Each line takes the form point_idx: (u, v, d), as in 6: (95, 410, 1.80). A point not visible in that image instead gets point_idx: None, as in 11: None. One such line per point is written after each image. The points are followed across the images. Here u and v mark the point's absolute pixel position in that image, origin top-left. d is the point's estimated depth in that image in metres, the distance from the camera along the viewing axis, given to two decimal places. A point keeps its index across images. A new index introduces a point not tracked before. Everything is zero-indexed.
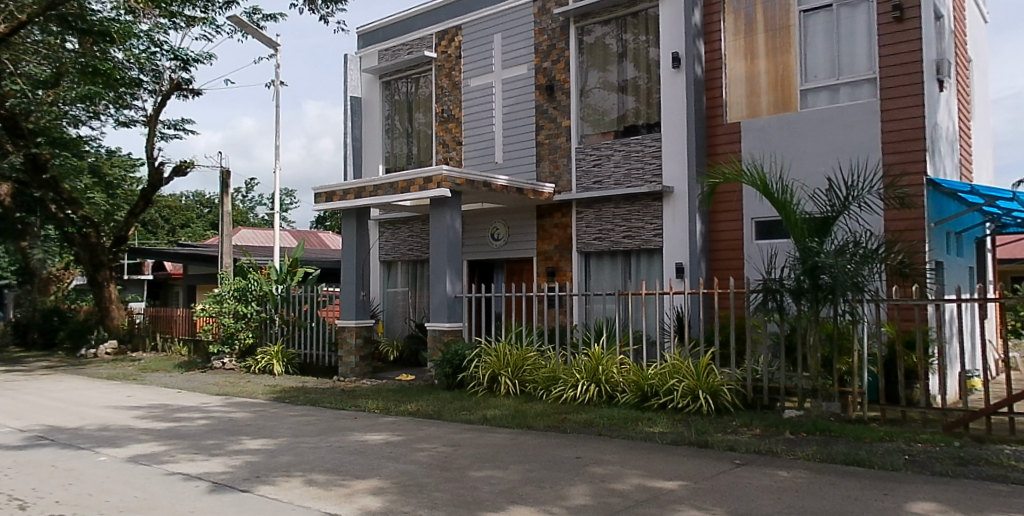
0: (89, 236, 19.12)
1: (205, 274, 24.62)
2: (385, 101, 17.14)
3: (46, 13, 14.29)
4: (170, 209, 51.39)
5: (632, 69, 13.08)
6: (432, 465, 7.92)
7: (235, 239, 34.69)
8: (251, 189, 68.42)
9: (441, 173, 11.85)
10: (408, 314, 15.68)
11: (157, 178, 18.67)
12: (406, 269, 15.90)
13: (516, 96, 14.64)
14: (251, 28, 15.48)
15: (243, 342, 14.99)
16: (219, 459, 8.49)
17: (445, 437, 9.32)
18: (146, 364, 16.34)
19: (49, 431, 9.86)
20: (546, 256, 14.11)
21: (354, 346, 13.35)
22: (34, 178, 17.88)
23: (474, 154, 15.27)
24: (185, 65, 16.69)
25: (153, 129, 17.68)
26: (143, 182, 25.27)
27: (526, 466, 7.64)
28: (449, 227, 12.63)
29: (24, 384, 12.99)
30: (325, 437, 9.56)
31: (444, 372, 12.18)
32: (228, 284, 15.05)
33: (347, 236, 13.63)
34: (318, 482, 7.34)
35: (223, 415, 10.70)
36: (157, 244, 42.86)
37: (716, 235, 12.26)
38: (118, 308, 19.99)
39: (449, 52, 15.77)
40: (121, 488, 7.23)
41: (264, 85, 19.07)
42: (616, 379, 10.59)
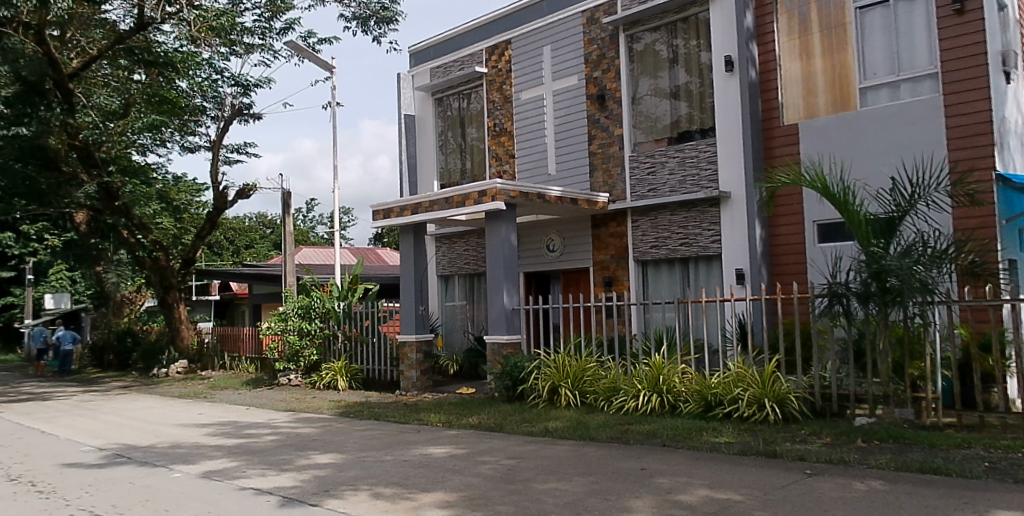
0: (160, 259, 19.71)
1: (270, 293, 25.26)
2: (439, 117, 17.33)
3: (115, 47, 15.24)
4: (234, 230, 53.08)
5: (684, 74, 12.95)
6: (497, 478, 7.93)
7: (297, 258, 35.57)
8: (310, 210, 70.19)
9: (496, 186, 11.89)
10: (467, 328, 15.76)
11: (221, 202, 19.21)
12: (464, 283, 15.99)
13: (568, 107, 14.64)
14: (307, 52, 15.87)
15: (308, 359, 15.20)
16: (289, 474, 8.65)
17: (508, 450, 9.32)
18: (215, 382, 16.77)
19: (126, 449, 10.19)
20: (602, 266, 14.04)
21: (415, 361, 13.47)
22: (107, 206, 18.03)
23: (529, 167, 15.31)
24: (246, 90, 17.19)
25: (217, 153, 18.23)
26: (208, 206, 26.16)
27: (590, 478, 7.58)
28: (505, 241, 12.65)
29: (101, 404, 13.48)
30: (389, 451, 9.66)
31: (504, 384, 12.17)
32: (291, 301, 15.17)
33: (404, 252, 13.81)
34: (384, 495, 7.42)
35: (290, 430, 10.91)
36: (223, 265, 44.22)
37: (777, 240, 12.00)
38: (188, 328, 20.63)
39: (500, 66, 15.89)
40: (196, 503, 7.43)
41: (322, 107, 19.55)
42: (678, 389, 10.44)
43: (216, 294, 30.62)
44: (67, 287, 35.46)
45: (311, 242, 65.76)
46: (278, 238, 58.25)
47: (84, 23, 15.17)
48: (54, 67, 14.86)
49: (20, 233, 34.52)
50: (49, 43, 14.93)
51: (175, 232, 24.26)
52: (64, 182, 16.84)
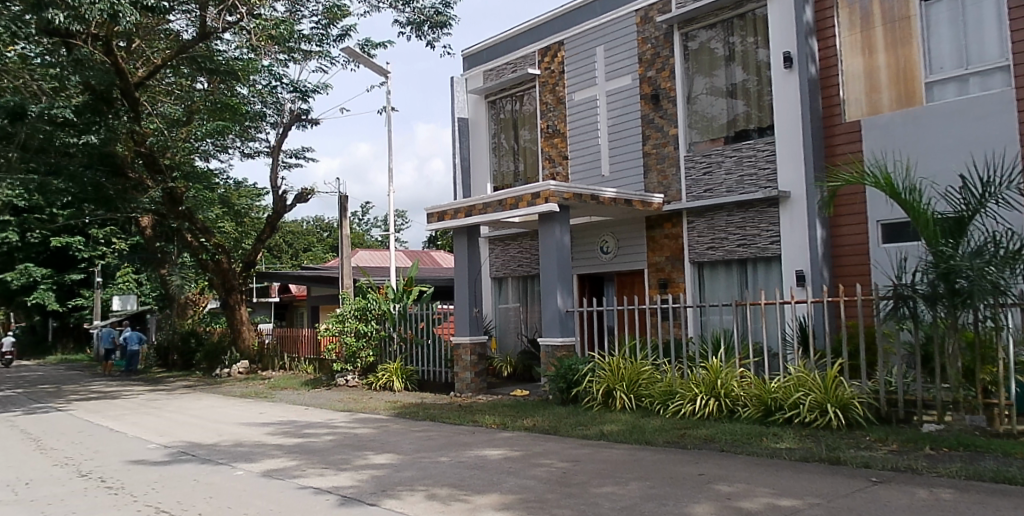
0: (222, 262, 20.22)
1: (327, 295, 25.73)
2: (492, 120, 17.39)
3: (179, 56, 15.74)
4: (293, 234, 54.31)
5: (741, 72, 12.70)
6: (552, 481, 7.88)
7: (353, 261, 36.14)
8: (365, 213, 71.30)
9: (549, 189, 11.84)
10: (520, 330, 15.75)
11: (280, 206, 19.62)
12: (517, 285, 15.99)
13: (622, 107, 14.51)
14: (363, 58, 16.10)
15: (365, 360, 15.34)
16: (347, 473, 8.76)
17: (564, 453, 9.26)
18: (275, 382, 17.12)
19: (190, 447, 10.46)
20: (657, 267, 13.86)
21: (470, 362, 13.52)
22: (172, 211, 18.66)
23: (582, 169, 15.24)
24: (304, 96, 17.52)
25: (276, 159, 18.62)
26: (268, 210, 26.80)
27: (647, 483, 7.47)
28: (558, 242, 12.60)
29: (166, 403, 13.89)
30: (445, 452, 9.70)
31: (559, 387, 12.12)
32: (348, 304, 15.41)
33: (459, 254, 13.88)
34: (440, 497, 7.45)
35: (348, 431, 11.05)
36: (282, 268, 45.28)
37: (839, 240, 11.67)
38: (249, 329, 21.10)
39: (553, 68, 15.86)
40: (257, 501, 7.58)
41: (377, 111, 19.84)
42: (737, 393, 10.20)
43: (276, 296, 31.34)
44: (134, 290, 36.69)
45: (367, 244, 66.76)
46: (334, 242, 59.30)
47: (149, 33, 15.71)
48: (122, 76, 15.46)
49: (90, 237, 35.82)
50: (117, 54, 15.62)
51: (235, 236, 24.92)
52: (131, 188, 17.40)
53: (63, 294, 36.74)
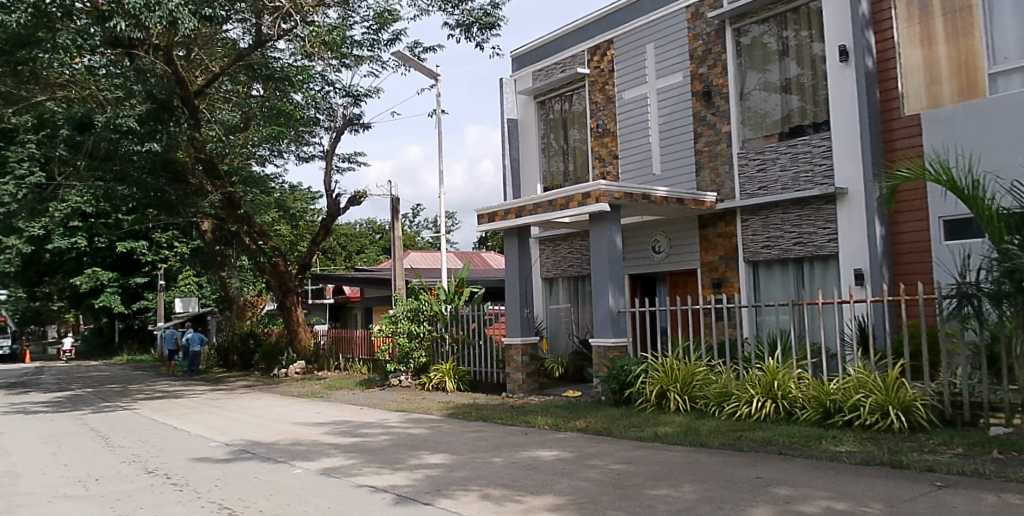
0: (279, 264, 20.64)
1: (380, 296, 26.04)
2: (541, 121, 17.39)
3: (237, 66, 16.32)
4: (346, 237, 55.18)
5: (795, 66, 12.43)
6: (606, 482, 7.84)
7: (406, 263, 36.53)
8: (416, 214, 72.00)
9: (600, 188, 11.77)
10: (572, 331, 15.71)
11: (334, 209, 19.94)
12: (568, 285, 15.96)
13: (673, 105, 14.35)
14: (413, 62, 16.26)
15: (417, 361, 15.60)
16: (403, 473, 8.87)
17: (617, 454, 9.21)
18: (332, 382, 17.44)
19: (251, 445, 10.72)
20: (710, 267, 13.68)
21: (521, 363, 13.53)
22: (231, 215, 19.15)
23: (632, 168, 15.14)
24: (356, 100, 17.76)
25: (330, 163, 18.93)
26: (322, 213, 27.28)
27: (703, 485, 7.38)
28: (609, 242, 12.53)
29: (227, 402, 14.26)
30: (498, 453, 9.75)
31: (612, 388, 12.06)
32: (401, 305, 15.72)
33: (509, 255, 13.94)
34: (494, 497, 7.49)
35: (402, 431, 11.17)
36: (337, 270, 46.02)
37: (899, 237, 11.34)
38: (305, 330, 21.51)
39: (602, 67, 15.78)
40: (315, 499, 7.74)
41: (428, 114, 20.00)
42: (794, 395, 9.99)
43: (331, 298, 31.89)
44: (196, 292, 37.82)
45: (418, 246, 67.42)
46: (386, 243, 60.01)
47: (208, 42, 16.10)
48: (182, 84, 15.91)
49: (154, 241, 36.93)
50: (178, 63, 16.11)
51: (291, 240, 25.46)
52: (191, 193, 17.99)
53: (129, 297, 38.03)
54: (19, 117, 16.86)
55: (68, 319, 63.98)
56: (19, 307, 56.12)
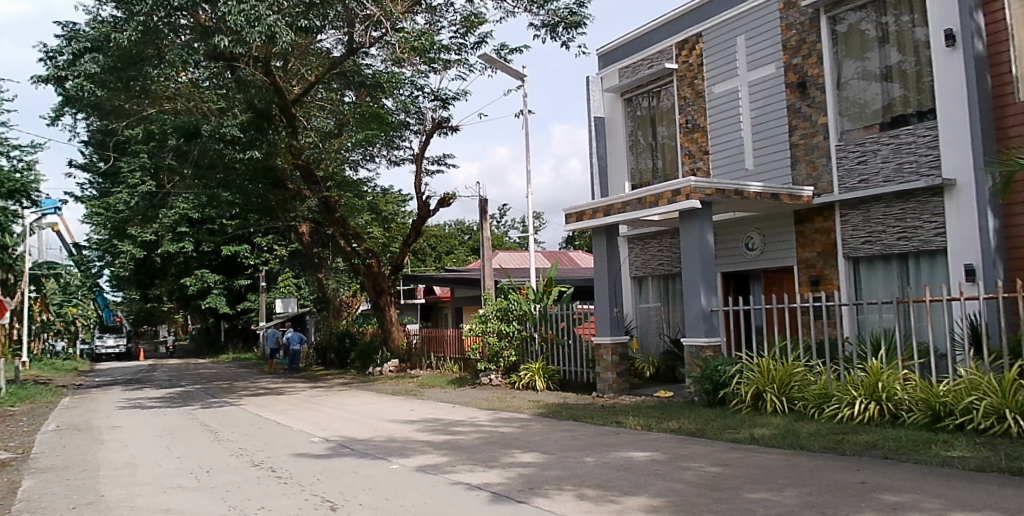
0: (372, 266, 21.23)
1: (470, 296, 26.43)
2: (628, 118, 17.23)
3: (331, 72, 16.68)
4: (436, 238, 56.20)
5: (897, 53, 11.83)
6: (702, 484, 7.70)
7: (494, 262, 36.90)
8: (502, 214, 72.55)
9: (690, 185, 11.57)
10: (663, 330, 15.53)
11: (424, 211, 20.31)
12: (658, 284, 15.77)
13: (765, 98, 13.96)
14: (500, 64, 16.39)
15: (508, 359, 15.63)
16: (496, 470, 8.97)
17: (712, 456, 9.03)
18: (424, 380, 17.78)
19: (349, 441, 11.05)
20: (808, 264, 13.23)
21: (612, 363, 13.42)
22: (327, 218, 19.83)
23: (723, 163, 14.82)
24: (445, 104, 18.04)
25: (421, 166, 19.30)
26: (412, 215, 27.83)
27: (804, 490, 7.13)
28: (700, 240, 12.27)
29: (326, 399, 14.77)
30: (590, 453, 9.72)
31: (705, 388, 11.84)
32: (490, 305, 15.87)
33: (598, 254, 13.87)
34: (588, 497, 7.47)
35: (494, 429, 11.27)
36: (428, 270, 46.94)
37: (1014, 230, 10.64)
38: (398, 329, 22.03)
39: (691, 61, 15.49)
40: (413, 494, 7.92)
41: (517, 114, 20.14)
42: (901, 397, 9.53)
43: (421, 297, 32.55)
44: (295, 293, 39.32)
45: (505, 245, 68.11)
46: (474, 243, 60.82)
47: (304, 52, 16.67)
48: (279, 93, 16.55)
49: (254, 245, 38.61)
50: (275, 74, 16.78)
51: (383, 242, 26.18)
52: (290, 198, 19.00)
53: (233, 298, 39.88)
54: (131, 129, 18.02)
55: (178, 319, 67.75)
56: (133, 309, 59.78)
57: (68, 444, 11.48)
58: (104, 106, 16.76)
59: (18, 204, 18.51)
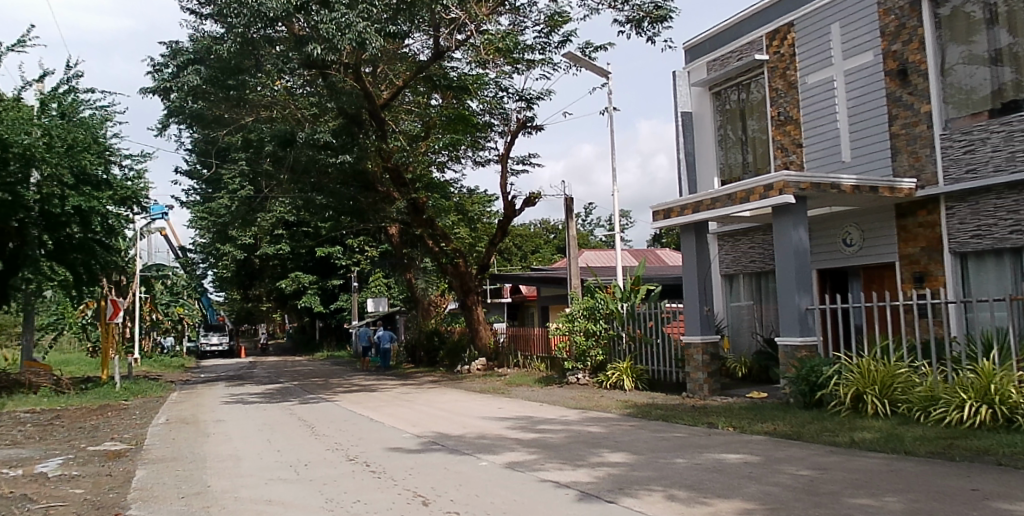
0: (460, 265, 21.53)
1: (556, 295, 26.51)
2: (717, 112, 16.86)
3: (418, 76, 17.21)
4: (522, 238, 56.61)
5: (1007, 35, 11.16)
6: (798, 488, 7.45)
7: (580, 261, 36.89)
8: (586, 212, 72.26)
9: (783, 179, 11.22)
10: (755, 329, 15.17)
11: (510, 210, 20.44)
12: (750, 282, 15.41)
13: (862, 87, 13.37)
14: (585, 62, 16.32)
15: (595, 359, 15.60)
16: (585, 469, 8.94)
17: (809, 459, 8.72)
18: (511, 379, 17.91)
19: (439, 437, 11.24)
20: (910, 259, 12.61)
21: (701, 362, 13.16)
22: (416, 219, 20.23)
23: (818, 156, 14.29)
24: (530, 103, 18.13)
25: (506, 167, 19.43)
26: (498, 215, 28.10)
27: (908, 496, 6.80)
28: (795, 235, 11.89)
29: (417, 396, 15.08)
30: (681, 453, 9.57)
31: (801, 389, 11.44)
32: (577, 304, 16.01)
33: (687, 251, 13.64)
34: (679, 498, 7.35)
35: (583, 428, 11.24)
36: (515, 269, 47.33)
37: None
38: (486, 328, 22.27)
39: (782, 51, 15.03)
40: (503, 491, 7.99)
41: (603, 112, 20.08)
42: (1016, 400, 8.87)
43: (508, 297, 32.83)
44: (385, 293, 40.30)
45: (590, 245, 67.94)
46: (560, 243, 61.07)
47: (391, 58, 16.87)
48: (370, 99, 16.95)
49: (346, 246, 39.95)
50: (365, 79, 17.04)
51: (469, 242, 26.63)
52: (380, 200, 19.38)
53: (326, 297, 41.00)
54: (232, 136, 18.92)
55: (275, 318, 70.75)
56: (235, 308, 62.79)
57: (177, 437, 12.14)
58: (207, 115, 17.61)
59: (131, 210, 19.68)
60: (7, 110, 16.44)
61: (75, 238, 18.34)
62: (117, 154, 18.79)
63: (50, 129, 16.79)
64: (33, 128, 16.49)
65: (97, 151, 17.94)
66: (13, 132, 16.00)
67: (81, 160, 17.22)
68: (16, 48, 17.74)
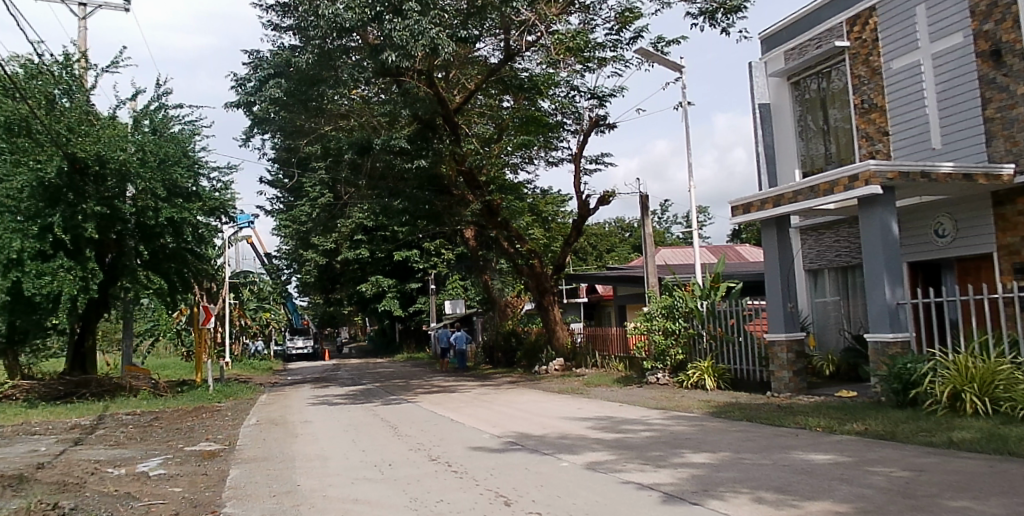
0: (535, 266, 21.55)
1: (633, 295, 26.28)
2: (797, 102, 16.40)
3: (490, 79, 17.37)
4: (596, 237, 56.38)
5: None
6: (894, 491, 7.14)
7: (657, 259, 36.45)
8: (662, 209, 71.29)
9: (868, 169, 10.81)
10: (843, 326, 14.72)
11: (585, 210, 20.37)
12: (836, 277, 14.92)
13: (952, 70, 12.73)
14: (657, 57, 16.12)
15: (674, 358, 15.41)
16: (668, 470, 8.81)
17: (905, 461, 8.36)
18: (590, 379, 17.84)
19: (520, 437, 11.28)
20: (1010, 250, 11.94)
21: (786, 361, 12.81)
22: (491, 221, 20.39)
23: (906, 144, 13.69)
24: (602, 101, 18.02)
25: (580, 167, 19.35)
26: (572, 214, 28.03)
27: (1015, 500, 6.42)
28: (884, 226, 11.44)
29: (496, 397, 15.19)
30: (767, 454, 9.32)
31: (893, 388, 10.96)
32: (655, 302, 15.84)
33: (768, 246, 13.31)
34: (767, 500, 7.16)
35: (665, 428, 11.09)
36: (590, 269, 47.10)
37: None
38: (562, 328, 22.24)
39: (864, 37, 14.47)
40: (585, 492, 7.96)
41: (677, 107, 19.80)
42: None
43: (584, 297, 32.76)
44: (462, 295, 40.79)
45: (666, 242, 67.09)
46: (637, 242, 61.00)
47: (464, 62, 17.05)
48: (442, 104, 17.03)
49: (423, 249, 40.77)
50: (439, 85, 17.29)
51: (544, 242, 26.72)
52: (455, 203, 19.71)
53: (405, 300, 41.90)
54: (312, 145, 19.52)
55: (357, 322, 72.50)
56: (319, 313, 64.85)
57: (267, 437, 12.60)
58: (288, 125, 18.23)
59: (220, 220, 20.51)
60: (104, 128, 17.36)
61: (168, 248, 19.29)
62: (206, 167, 19.62)
63: (143, 145, 17.75)
64: (128, 145, 17.51)
65: (187, 164, 18.82)
66: (110, 149, 16.94)
67: (173, 174, 18.14)
68: (110, 70, 18.77)
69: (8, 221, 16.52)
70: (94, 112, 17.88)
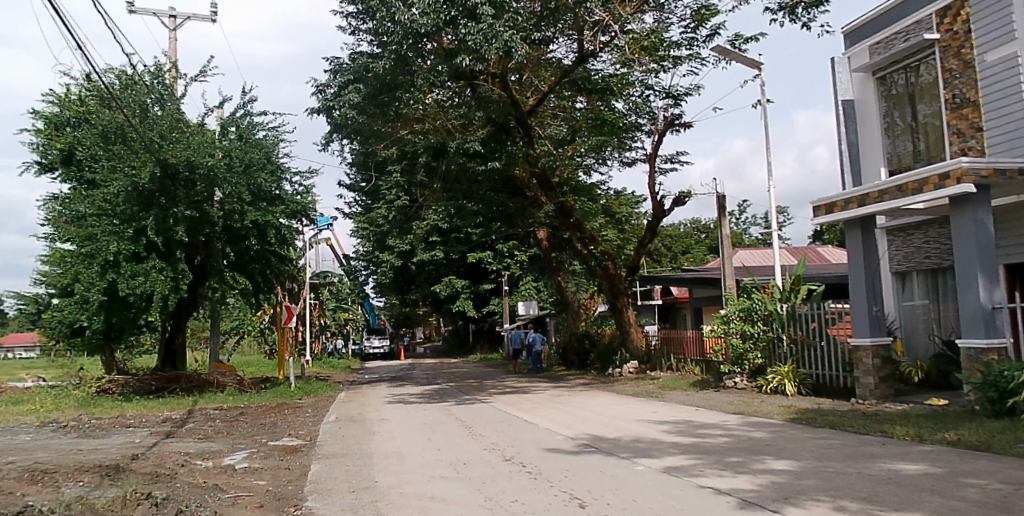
0: (608, 267, 21.40)
1: (709, 297, 25.79)
2: (883, 98, 15.79)
3: (563, 80, 17.33)
4: (671, 238, 55.49)
5: None
6: (989, 505, 6.80)
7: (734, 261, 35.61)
8: (738, 210, 69.62)
9: (960, 168, 10.33)
10: (932, 330, 14.13)
11: (660, 210, 20.14)
12: (925, 279, 14.32)
13: None
14: (734, 55, 15.79)
15: (753, 362, 15.13)
16: (746, 477, 8.62)
17: (1001, 473, 7.93)
18: (665, 382, 17.62)
19: (594, 440, 11.23)
20: None
21: (872, 367, 12.33)
22: (565, 223, 20.42)
23: (1002, 140, 12.99)
24: (677, 100, 17.76)
25: (654, 167, 19.14)
26: (647, 215, 27.72)
27: None
28: (979, 227, 10.92)
29: (571, 399, 15.19)
30: (852, 463, 8.99)
31: (989, 396, 10.36)
32: (733, 306, 15.66)
33: (852, 248, 12.90)
34: (850, 510, 6.93)
35: (744, 433, 10.86)
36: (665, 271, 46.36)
37: None
38: (637, 330, 22.03)
39: (955, 28, 13.75)
40: (660, 496, 7.87)
41: (756, 105, 19.34)
42: None
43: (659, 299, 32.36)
44: (534, 296, 40.86)
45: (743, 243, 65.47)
46: (712, 243, 59.77)
47: (536, 65, 16.91)
48: (517, 106, 16.98)
49: (496, 252, 41.02)
50: (513, 88, 17.38)
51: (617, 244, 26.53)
52: (528, 205, 19.82)
53: (478, 301, 42.30)
54: (389, 149, 19.98)
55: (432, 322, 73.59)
56: (397, 313, 66.22)
57: (346, 434, 12.95)
58: (365, 129, 18.69)
59: (301, 223, 21.14)
60: (193, 135, 18.17)
61: (253, 250, 20.08)
62: (288, 172, 20.27)
63: (230, 151, 18.46)
64: (216, 151, 18.27)
65: (271, 170, 19.47)
66: (200, 155, 17.71)
67: (257, 178, 18.82)
68: (199, 80, 19.65)
69: (106, 224, 17.61)
70: (184, 120, 18.77)
